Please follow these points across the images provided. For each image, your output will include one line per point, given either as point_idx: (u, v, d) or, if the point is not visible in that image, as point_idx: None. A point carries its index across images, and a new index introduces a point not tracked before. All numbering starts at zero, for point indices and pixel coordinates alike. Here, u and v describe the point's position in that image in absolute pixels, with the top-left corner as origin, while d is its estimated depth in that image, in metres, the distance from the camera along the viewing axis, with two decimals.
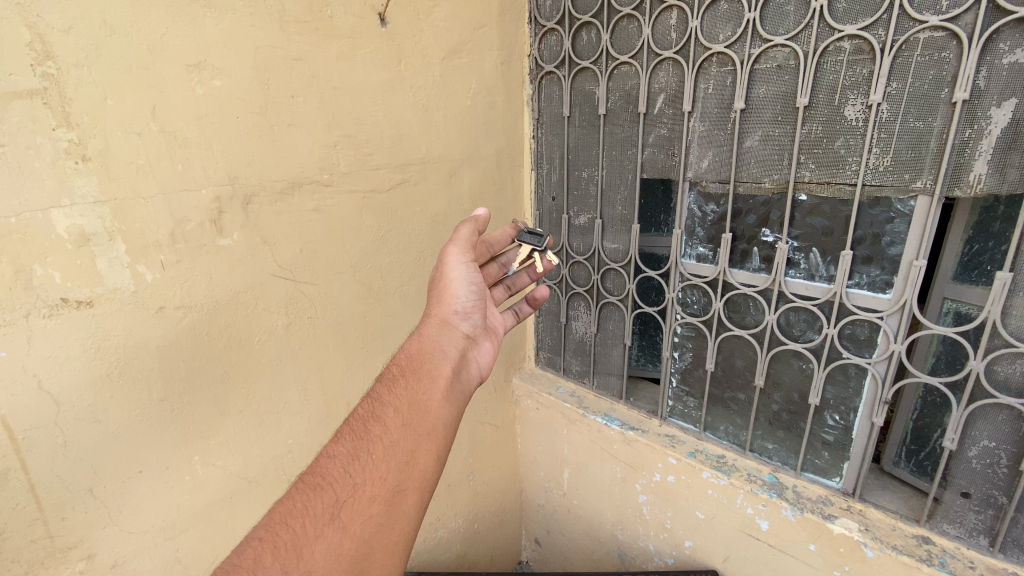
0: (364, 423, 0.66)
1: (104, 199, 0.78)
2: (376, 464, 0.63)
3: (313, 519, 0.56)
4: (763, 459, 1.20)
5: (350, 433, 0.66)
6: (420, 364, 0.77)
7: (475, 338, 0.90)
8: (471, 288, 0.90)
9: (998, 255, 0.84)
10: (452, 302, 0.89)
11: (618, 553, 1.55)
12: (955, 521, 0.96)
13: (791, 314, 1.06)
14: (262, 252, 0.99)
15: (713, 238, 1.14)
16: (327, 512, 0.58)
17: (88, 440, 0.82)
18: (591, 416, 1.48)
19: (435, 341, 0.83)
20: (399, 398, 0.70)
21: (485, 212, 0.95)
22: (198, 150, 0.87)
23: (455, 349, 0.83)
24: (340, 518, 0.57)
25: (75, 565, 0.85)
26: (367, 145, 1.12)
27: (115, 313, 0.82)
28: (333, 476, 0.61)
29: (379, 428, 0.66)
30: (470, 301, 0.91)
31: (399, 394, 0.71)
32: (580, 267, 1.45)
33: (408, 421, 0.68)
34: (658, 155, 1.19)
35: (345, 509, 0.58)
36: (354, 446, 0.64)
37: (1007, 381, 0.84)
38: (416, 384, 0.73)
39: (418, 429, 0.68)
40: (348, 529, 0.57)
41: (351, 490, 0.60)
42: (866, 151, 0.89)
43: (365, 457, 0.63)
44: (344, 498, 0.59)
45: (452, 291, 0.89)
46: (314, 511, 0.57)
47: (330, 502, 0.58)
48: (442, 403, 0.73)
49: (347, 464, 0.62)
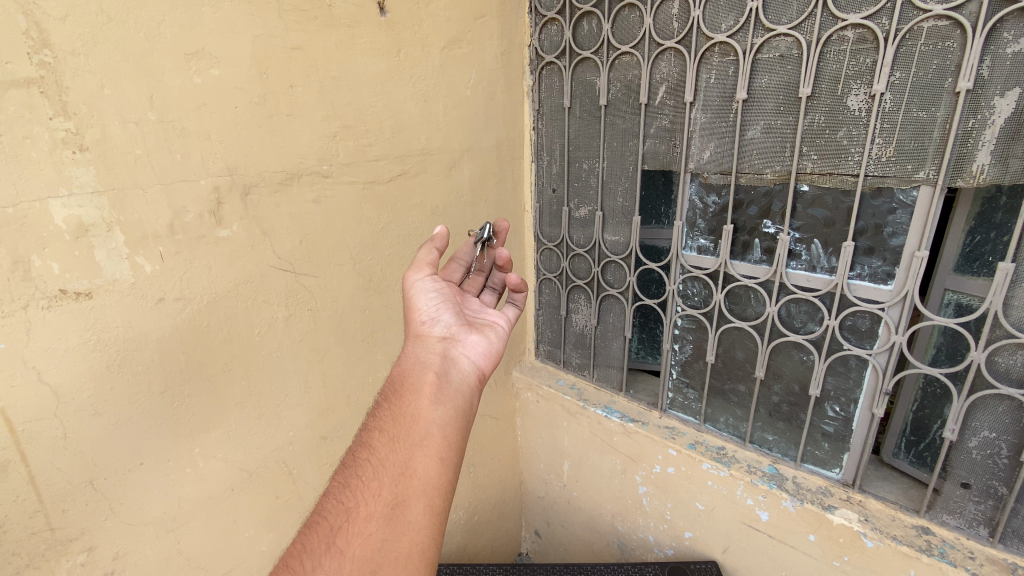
0: (353, 453, 0.67)
1: (103, 189, 0.78)
2: (366, 488, 0.62)
3: (310, 554, 0.57)
4: (763, 450, 1.21)
5: (342, 465, 0.67)
6: (401, 378, 0.76)
7: (458, 338, 0.86)
8: (433, 300, 0.88)
9: (999, 246, 0.84)
10: (418, 316, 0.86)
11: (618, 545, 1.55)
12: (954, 511, 0.96)
13: (792, 306, 1.06)
14: (262, 243, 0.99)
15: (714, 229, 1.14)
16: (324, 543, 0.58)
17: (89, 432, 0.82)
18: (591, 409, 1.48)
19: (412, 355, 0.81)
20: (384, 418, 0.70)
21: (443, 227, 0.91)
22: (196, 140, 0.86)
23: (434, 356, 0.81)
24: (337, 546, 0.58)
25: (76, 557, 0.85)
26: (367, 136, 1.11)
27: (114, 305, 0.81)
28: (327, 509, 0.62)
29: (367, 453, 0.66)
30: (439, 309, 0.88)
31: (382, 416, 0.71)
32: (580, 260, 1.45)
33: (395, 434, 0.68)
34: (659, 146, 1.18)
35: (341, 535, 0.59)
36: (343, 476, 0.65)
37: (1008, 372, 0.84)
38: (399, 398, 0.72)
39: (409, 440, 0.67)
40: (346, 554, 0.57)
41: (345, 516, 0.60)
42: (870, 141, 0.88)
43: (355, 482, 0.63)
44: (339, 524, 0.60)
45: (415, 305, 0.87)
46: (311, 545, 0.58)
47: (326, 533, 0.59)
48: (431, 406, 0.71)
49: (339, 494, 0.63)
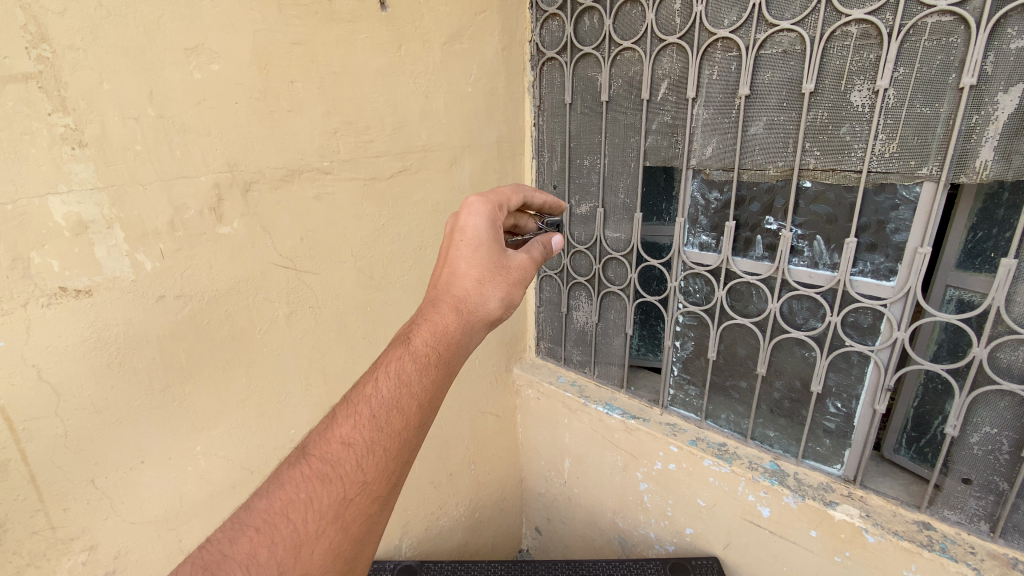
0: (386, 411, 0.61)
1: (102, 186, 0.77)
2: (384, 462, 0.60)
3: (316, 515, 0.55)
4: (764, 446, 1.21)
5: (370, 419, 0.61)
6: (453, 354, 0.70)
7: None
8: None
9: (1001, 242, 0.84)
10: (509, 303, 0.79)
11: (619, 541, 1.56)
12: (955, 507, 0.97)
13: (794, 302, 1.06)
14: (262, 240, 0.98)
15: (716, 225, 1.14)
16: (332, 510, 0.56)
17: (89, 430, 0.81)
18: (592, 405, 1.48)
19: (473, 333, 0.74)
20: (425, 388, 0.65)
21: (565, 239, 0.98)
22: (196, 136, 0.85)
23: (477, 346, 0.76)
24: (342, 517, 0.56)
25: (77, 556, 0.85)
26: (367, 132, 1.11)
27: (115, 303, 0.81)
28: (344, 470, 0.58)
29: (401, 423, 0.62)
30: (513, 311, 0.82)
31: (427, 385, 0.65)
32: (581, 257, 1.44)
33: (426, 417, 0.64)
34: (661, 142, 1.18)
35: (349, 508, 0.57)
36: (370, 437, 0.60)
37: (1010, 368, 0.84)
38: (444, 375, 0.67)
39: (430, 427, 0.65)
40: (348, 528, 0.57)
41: (359, 489, 0.58)
42: (872, 137, 0.88)
43: (379, 453, 0.60)
44: (350, 496, 0.57)
45: (515, 295, 0.79)
46: (320, 508, 0.55)
47: (336, 499, 0.56)
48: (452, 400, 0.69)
49: (360, 458, 0.59)
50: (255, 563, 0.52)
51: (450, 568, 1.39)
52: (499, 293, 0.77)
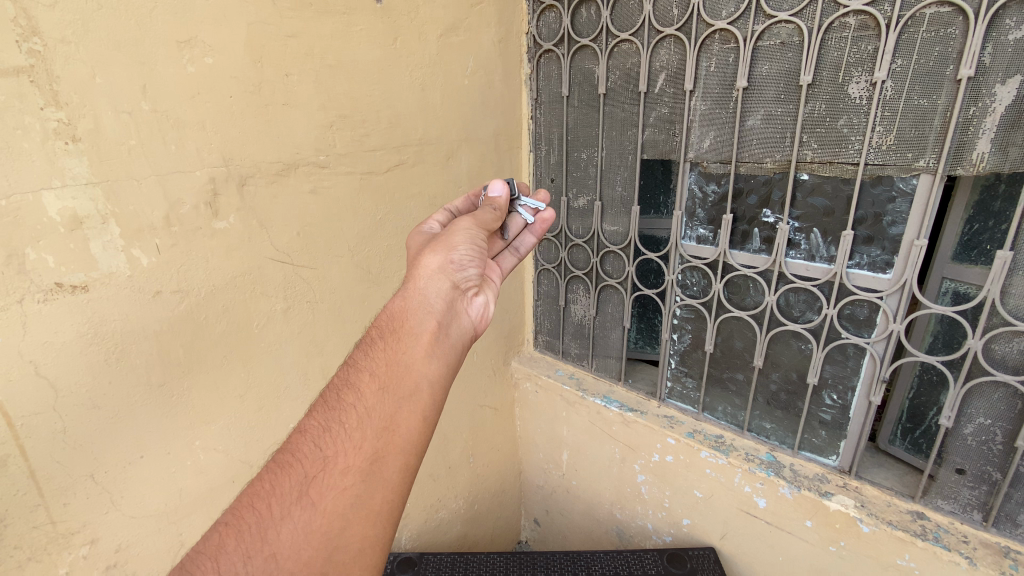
0: (337, 393, 0.63)
1: (97, 180, 0.77)
2: (343, 437, 0.59)
3: (279, 499, 0.55)
4: (761, 438, 1.22)
5: (324, 403, 0.63)
6: (400, 320, 0.69)
7: (468, 292, 0.77)
8: (473, 254, 0.78)
9: (997, 234, 0.84)
10: (450, 250, 0.76)
11: (616, 532, 1.57)
12: (949, 497, 0.98)
13: (791, 295, 1.07)
14: (259, 235, 0.98)
15: (714, 219, 1.14)
16: (295, 491, 0.56)
17: (88, 425, 0.81)
18: (590, 398, 1.48)
19: (421, 291, 0.72)
20: (376, 360, 0.65)
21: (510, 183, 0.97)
22: (191, 130, 0.85)
23: (443, 301, 0.72)
24: (309, 496, 0.55)
25: (79, 550, 0.85)
26: (364, 126, 1.10)
27: (111, 298, 0.81)
28: (303, 453, 0.58)
29: (353, 397, 0.61)
30: (470, 255, 0.78)
31: (374, 357, 0.65)
32: (579, 250, 1.44)
33: (386, 383, 0.62)
34: (658, 134, 1.17)
35: (314, 486, 0.56)
36: (324, 419, 0.61)
37: (1004, 360, 0.85)
38: (393, 342, 0.66)
39: (397, 392, 0.62)
40: (317, 505, 0.55)
41: (320, 466, 0.57)
42: (870, 129, 0.88)
43: (335, 430, 0.59)
44: (313, 474, 0.57)
45: (452, 241, 0.77)
46: (281, 491, 0.56)
47: (299, 480, 0.56)
48: (424, 359, 0.65)
49: (317, 439, 0.59)
50: (223, 554, 0.52)
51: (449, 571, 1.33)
52: (430, 250, 0.76)
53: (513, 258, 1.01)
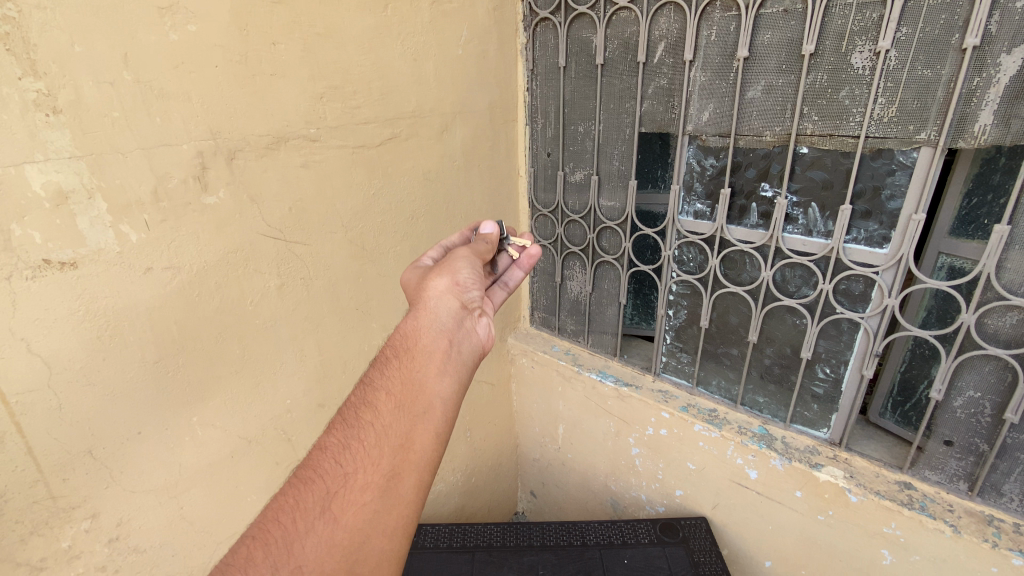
0: (356, 411, 0.63)
1: (81, 154, 0.75)
2: (363, 454, 0.59)
3: (303, 514, 0.55)
4: (754, 412, 1.23)
5: (343, 422, 0.63)
6: (411, 340, 0.69)
7: (477, 311, 0.78)
8: (477, 278, 0.81)
9: (995, 209, 0.84)
10: (454, 273, 0.79)
11: (611, 502, 1.60)
12: (936, 467, 0.99)
13: (787, 270, 1.07)
14: (250, 210, 0.96)
15: (712, 193, 1.13)
16: (318, 505, 0.56)
17: (84, 402, 0.81)
18: (586, 372, 1.49)
19: (431, 310, 0.73)
20: (392, 379, 0.65)
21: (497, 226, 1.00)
22: (177, 102, 0.82)
23: (453, 319, 0.74)
24: (331, 511, 0.55)
25: (80, 524, 0.85)
26: (355, 98, 1.07)
27: (101, 275, 0.79)
28: (324, 469, 0.58)
29: (371, 415, 0.62)
30: (473, 278, 0.80)
31: (390, 377, 0.66)
32: (575, 226, 1.43)
33: (402, 402, 0.63)
34: (657, 107, 1.15)
35: (336, 500, 0.56)
36: (344, 437, 0.61)
37: (996, 334, 0.86)
38: (407, 362, 0.67)
39: (413, 411, 0.63)
40: (339, 520, 0.55)
41: (342, 481, 0.57)
42: (872, 101, 0.86)
43: (355, 448, 0.59)
44: (335, 489, 0.57)
45: (455, 265, 0.80)
46: (305, 505, 0.55)
47: (321, 495, 0.56)
48: (437, 379, 0.66)
49: (337, 456, 0.59)
50: (251, 566, 0.51)
51: (444, 546, 1.29)
52: (436, 273, 0.78)
53: (503, 292, 1.01)
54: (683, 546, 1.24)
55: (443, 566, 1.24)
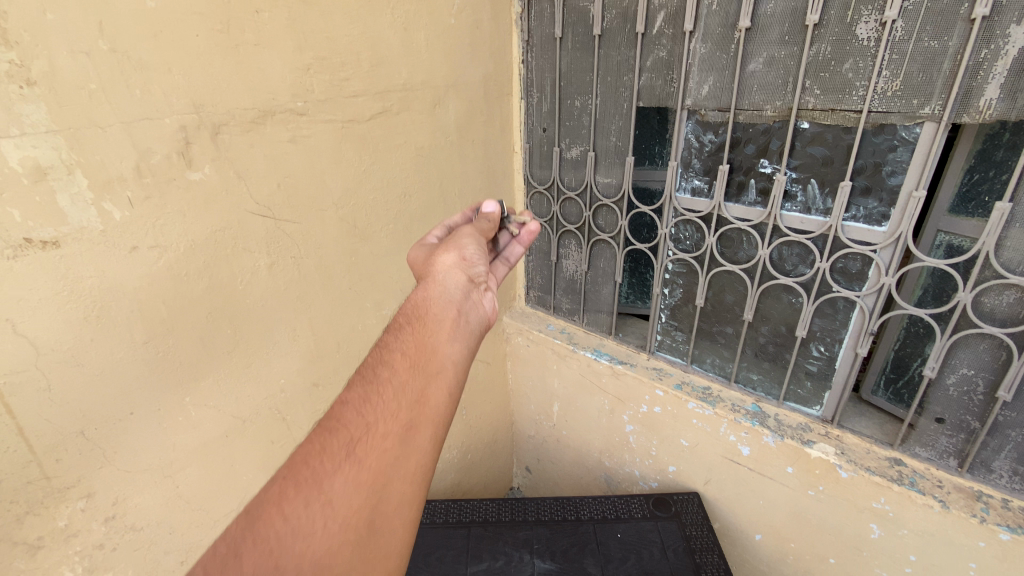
0: (373, 368, 0.62)
1: (58, 128, 0.72)
2: (383, 406, 0.58)
3: (329, 456, 0.54)
4: (747, 389, 1.23)
5: (361, 377, 0.62)
6: (423, 308, 0.70)
7: (484, 285, 0.78)
8: (483, 255, 0.82)
9: (996, 185, 0.83)
10: (461, 249, 0.80)
11: (605, 478, 1.62)
12: (927, 444, 1.00)
13: (784, 248, 1.06)
14: (237, 186, 0.93)
15: (710, 169, 1.11)
16: (343, 449, 0.55)
17: (73, 383, 0.80)
18: (581, 351, 1.48)
19: (440, 282, 0.74)
20: (406, 341, 0.65)
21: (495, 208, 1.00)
22: (157, 73, 0.79)
23: (461, 290, 0.74)
24: (356, 454, 0.55)
25: (75, 504, 0.83)
26: (343, 69, 1.04)
27: (84, 254, 0.77)
28: (347, 418, 0.57)
29: (389, 371, 0.62)
30: (479, 254, 0.81)
31: (405, 338, 0.66)
32: (571, 204, 1.40)
33: (418, 361, 0.63)
34: (655, 81, 1.12)
35: (361, 445, 0.55)
36: (364, 389, 0.60)
37: (992, 312, 0.85)
38: (420, 326, 0.67)
39: (428, 370, 0.63)
40: (364, 462, 0.54)
41: (364, 429, 0.56)
42: (876, 74, 0.84)
43: (376, 398, 0.59)
44: (360, 436, 0.56)
45: (462, 242, 0.82)
46: (331, 449, 0.55)
47: (346, 440, 0.55)
48: (450, 341, 0.67)
49: (359, 406, 0.59)
50: (284, 501, 0.51)
51: (440, 522, 1.28)
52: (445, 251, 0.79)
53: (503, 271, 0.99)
54: (675, 521, 1.26)
55: (441, 541, 1.24)
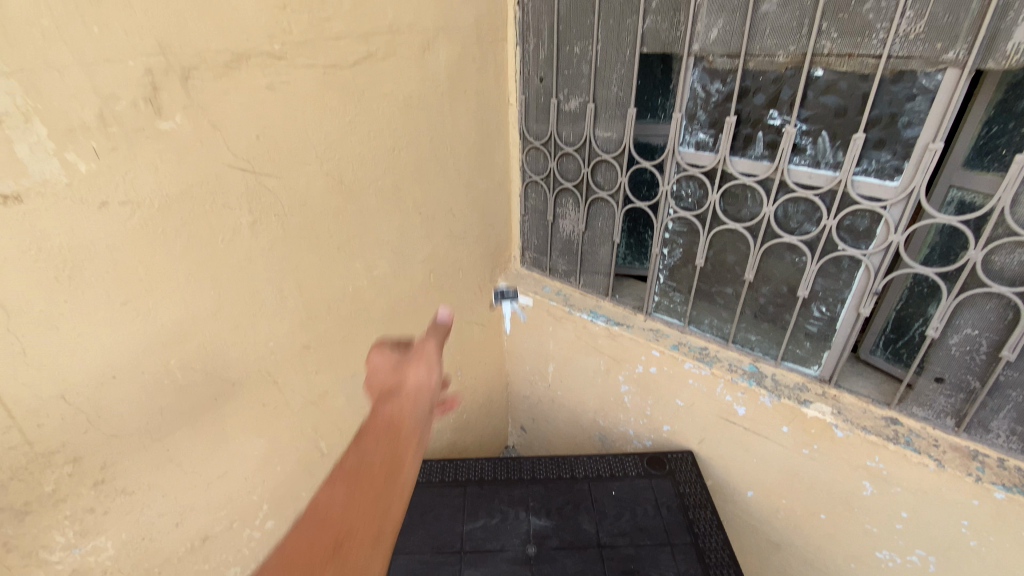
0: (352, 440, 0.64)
1: (8, 70, 0.65)
2: (368, 466, 0.60)
3: (324, 517, 0.57)
4: (745, 349, 1.22)
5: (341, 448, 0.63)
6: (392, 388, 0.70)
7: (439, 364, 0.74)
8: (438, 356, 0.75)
9: (1015, 138, 0.78)
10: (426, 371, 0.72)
11: (599, 437, 1.63)
12: (924, 404, 1.00)
13: (790, 205, 1.02)
14: (212, 138, 0.87)
15: (716, 122, 1.04)
16: (336, 514, 0.57)
17: (49, 347, 0.76)
18: (577, 313, 1.46)
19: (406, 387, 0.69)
20: (380, 416, 0.66)
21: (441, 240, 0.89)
22: (115, 8, 0.72)
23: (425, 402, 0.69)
24: (347, 512, 0.57)
25: (62, 469, 0.81)
26: (323, 9, 0.95)
27: (50, 210, 0.72)
28: (335, 486, 0.59)
29: (368, 436, 0.63)
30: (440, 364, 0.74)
31: (379, 411, 0.67)
32: (569, 160, 1.34)
33: (392, 426, 0.65)
34: (661, 24, 1.05)
35: (353, 503, 0.58)
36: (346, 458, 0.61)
37: (1002, 271, 0.83)
38: (390, 399, 0.68)
39: (402, 433, 0.64)
40: (352, 514, 0.57)
41: (352, 488, 0.59)
42: (899, 15, 0.79)
43: (359, 462, 0.61)
44: (349, 494, 0.58)
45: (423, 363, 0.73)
46: (325, 519, 0.57)
47: (338, 507, 0.58)
48: (420, 402, 0.68)
49: (344, 470, 0.60)
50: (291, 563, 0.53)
51: (437, 480, 1.28)
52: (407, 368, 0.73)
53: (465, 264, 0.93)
54: (669, 479, 1.26)
55: (437, 499, 1.23)
